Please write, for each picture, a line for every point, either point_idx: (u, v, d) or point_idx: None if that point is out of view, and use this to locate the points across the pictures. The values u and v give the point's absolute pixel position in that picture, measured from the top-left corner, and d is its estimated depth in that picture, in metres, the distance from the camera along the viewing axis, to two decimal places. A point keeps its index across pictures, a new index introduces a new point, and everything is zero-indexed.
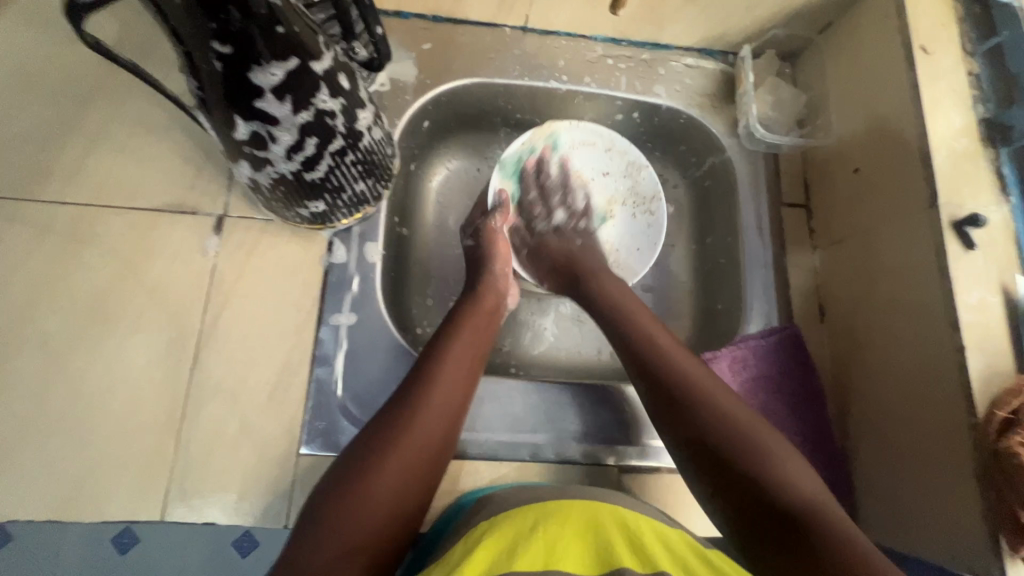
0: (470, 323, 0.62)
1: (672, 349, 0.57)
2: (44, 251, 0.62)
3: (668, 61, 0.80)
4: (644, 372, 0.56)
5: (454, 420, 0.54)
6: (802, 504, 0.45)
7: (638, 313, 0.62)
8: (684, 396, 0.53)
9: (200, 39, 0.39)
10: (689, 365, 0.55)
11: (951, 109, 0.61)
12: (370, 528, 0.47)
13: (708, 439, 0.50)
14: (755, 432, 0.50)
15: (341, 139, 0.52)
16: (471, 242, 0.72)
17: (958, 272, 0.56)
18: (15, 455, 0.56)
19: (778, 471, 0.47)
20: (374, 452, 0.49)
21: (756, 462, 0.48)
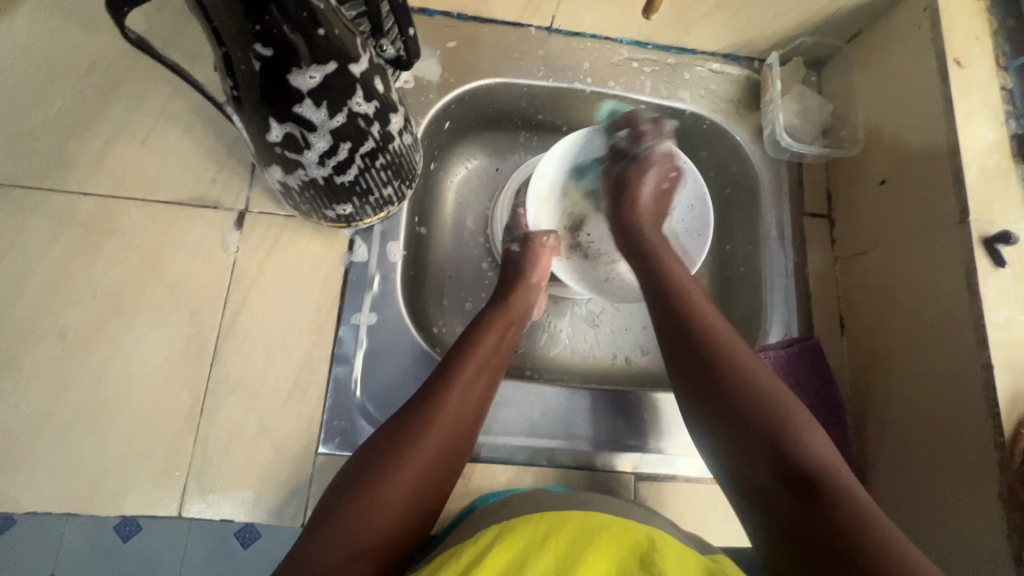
0: (491, 333, 0.60)
1: (693, 293, 0.58)
2: (64, 242, 0.61)
3: (693, 66, 0.80)
4: (698, 354, 0.53)
5: (469, 427, 0.54)
6: (824, 467, 0.46)
7: (678, 270, 0.61)
8: (719, 362, 0.52)
9: (242, 40, 0.39)
10: (722, 329, 0.55)
11: (984, 124, 0.60)
12: (371, 536, 0.46)
13: (709, 356, 0.52)
14: (786, 400, 0.50)
15: (372, 141, 0.53)
16: (517, 245, 0.71)
17: (987, 289, 0.55)
18: (33, 447, 0.56)
19: (799, 434, 0.47)
20: (387, 460, 0.49)
21: (788, 426, 0.48)
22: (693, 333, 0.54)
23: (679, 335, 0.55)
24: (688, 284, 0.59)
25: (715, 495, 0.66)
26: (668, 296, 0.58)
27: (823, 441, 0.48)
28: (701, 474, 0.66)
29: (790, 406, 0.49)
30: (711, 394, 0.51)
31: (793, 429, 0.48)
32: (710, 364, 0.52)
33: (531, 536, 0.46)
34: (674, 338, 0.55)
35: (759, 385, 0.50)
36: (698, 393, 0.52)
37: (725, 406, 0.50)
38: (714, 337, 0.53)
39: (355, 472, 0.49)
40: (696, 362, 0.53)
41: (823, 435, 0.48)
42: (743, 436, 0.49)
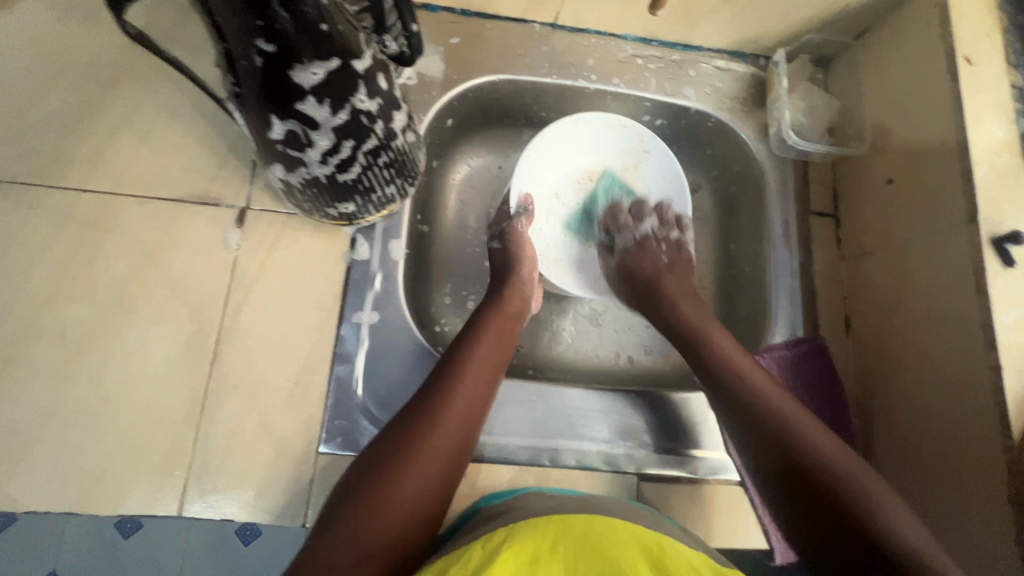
0: (493, 328, 0.61)
1: (742, 364, 0.59)
2: (63, 239, 0.61)
3: (698, 63, 0.79)
4: (757, 431, 0.54)
5: (474, 425, 0.53)
6: (921, 557, 0.43)
7: (728, 344, 0.61)
8: (784, 442, 0.52)
9: (243, 36, 0.38)
10: (788, 408, 0.54)
11: (994, 122, 0.59)
12: (380, 534, 0.46)
13: (770, 435, 0.53)
14: (860, 480, 0.49)
15: (375, 139, 0.52)
16: (500, 245, 0.70)
17: (996, 289, 0.55)
18: (32, 445, 0.56)
19: (883, 521, 0.46)
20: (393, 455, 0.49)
21: (870, 510, 0.47)
22: (759, 419, 0.54)
23: (745, 417, 0.55)
24: (736, 356, 0.59)
25: (719, 496, 0.65)
26: (721, 372, 0.58)
27: (917, 527, 0.46)
28: (705, 475, 0.66)
29: (863, 486, 0.48)
30: (789, 475, 0.51)
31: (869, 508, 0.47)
32: (771, 439, 0.52)
33: (541, 541, 0.46)
34: (737, 417, 0.56)
35: (836, 470, 0.49)
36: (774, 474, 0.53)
37: (795, 483, 0.50)
38: (783, 421, 0.53)
39: (360, 473, 0.48)
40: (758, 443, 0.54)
41: (914, 520, 0.46)
42: (825, 518, 0.48)
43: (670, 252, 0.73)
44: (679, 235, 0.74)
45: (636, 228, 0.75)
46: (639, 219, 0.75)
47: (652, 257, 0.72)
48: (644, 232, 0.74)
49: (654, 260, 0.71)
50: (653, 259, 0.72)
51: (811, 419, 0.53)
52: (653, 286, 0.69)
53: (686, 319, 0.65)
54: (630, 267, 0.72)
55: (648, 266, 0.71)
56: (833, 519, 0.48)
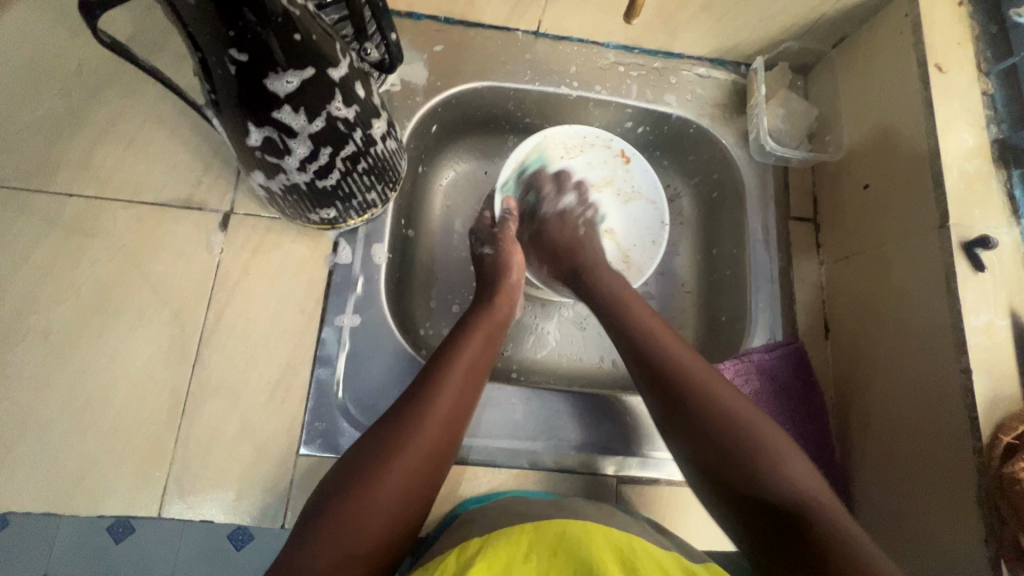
0: (478, 331, 0.61)
1: (654, 325, 0.59)
2: (48, 243, 0.61)
3: (679, 70, 0.80)
4: (664, 385, 0.54)
5: (458, 426, 0.54)
6: (811, 497, 0.46)
7: (644, 314, 0.61)
8: (692, 392, 0.53)
9: (217, 45, 0.39)
10: (703, 370, 0.54)
11: (965, 129, 0.60)
12: (361, 538, 0.45)
13: (681, 392, 0.53)
14: (762, 430, 0.50)
15: (353, 146, 0.53)
16: (489, 249, 0.71)
17: (966, 293, 0.55)
18: (14, 447, 0.56)
19: (778, 464, 0.48)
20: (379, 460, 0.48)
21: (755, 464, 0.48)
22: (675, 383, 0.54)
23: (654, 372, 0.55)
24: (648, 317, 0.61)
25: (697, 498, 0.66)
26: (636, 335, 0.59)
27: (804, 470, 0.48)
28: (683, 478, 0.66)
29: (769, 439, 0.49)
30: (684, 432, 0.52)
31: (772, 458, 0.48)
32: (684, 397, 0.52)
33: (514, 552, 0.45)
34: (646, 373, 0.56)
35: (725, 425, 0.50)
36: (683, 439, 0.52)
37: (702, 448, 0.50)
38: (692, 384, 0.53)
39: (342, 477, 0.48)
40: (670, 402, 0.53)
41: (806, 466, 0.49)
42: (720, 471, 0.49)
43: (587, 224, 0.76)
44: (594, 213, 0.78)
45: (558, 199, 0.77)
46: (560, 192, 0.78)
47: (570, 228, 0.75)
48: (565, 206, 0.77)
49: (570, 229, 0.74)
50: (569, 228, 0.75)
51: (716, 379, 0.54)
52: (574, 252, 0.71)
53: (606, 285, 0.66)
54: (550, 236, 0.74)
55: (567, 234, 0.74)
56: (726, 479, 0.49)
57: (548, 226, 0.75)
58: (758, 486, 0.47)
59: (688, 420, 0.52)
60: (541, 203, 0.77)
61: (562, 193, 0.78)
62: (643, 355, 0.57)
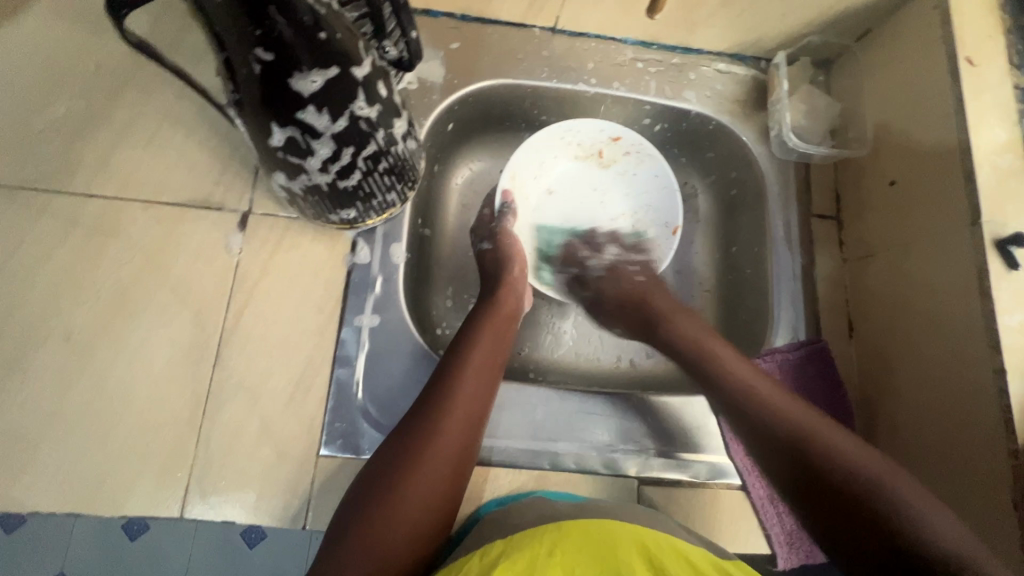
0: (489, 326, 0.60)
1: (720, 349, 0.61)
2: (69, 244, 0.62)
3: (699, 67, 0.79)
4: (737, 409, 0.57)
5: (474, 427, 0.52)
6: (903, 525, 0.47)
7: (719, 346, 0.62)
8: (763, 411, 0.55)
9: (242, 44, 0.39)
10: (764, 386, 0.57)
11: (997, 123, 0.59)
12: (400, 545, 0.46)
13: (750, 417, 0.56)
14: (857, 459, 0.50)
15: (375, 145, 0.53)
16: (489, 245, 0.70)
17: (1000, 291, 0.54)
18: (37, 448, 0.57)
19: (884, 489, 0.49)
20: (400, 464, 0.48)
21: (869, 495, 0.49)
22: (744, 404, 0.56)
23: (730, 402, 0.57)
24: (706, 339, 0.63)
25: (720, 500, 0.65)
26: (702, 360, 0.62)
27: (917, 496, 0.48)
28: (706, 479, 0.65)
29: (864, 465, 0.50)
30: (766, 450, 0.54)
31: (878, 488, 0.49)
32: (765, 420, 0.55)
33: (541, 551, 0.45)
34: (722, 400, 0.59)
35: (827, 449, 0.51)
36: (766, 459, 0.54)
37: (796, 474, 0.52)
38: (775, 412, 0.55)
39: (365, 487, 0.48)
40: (745, 430, 0.56)
41: (913, 483, 0.49)
42: (815, 495, 0.51)
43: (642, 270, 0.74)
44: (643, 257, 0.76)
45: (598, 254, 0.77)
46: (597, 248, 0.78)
47: (627, 278, 0.73)
48: (613, 261, 0.75)
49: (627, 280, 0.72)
50: (627, 277, 0.73)
51: (802, 408, 0.55)
52: (641, 305, 0.69)
53: (661, 310, 0.68)
54: (610, 292, 0.72)
55: (627, 285, 0.72)
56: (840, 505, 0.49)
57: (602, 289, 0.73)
58: (865, 511, 0.48)
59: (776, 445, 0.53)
60: (585, 264, 0.77)
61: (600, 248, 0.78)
62: (710, 381, 0.59)
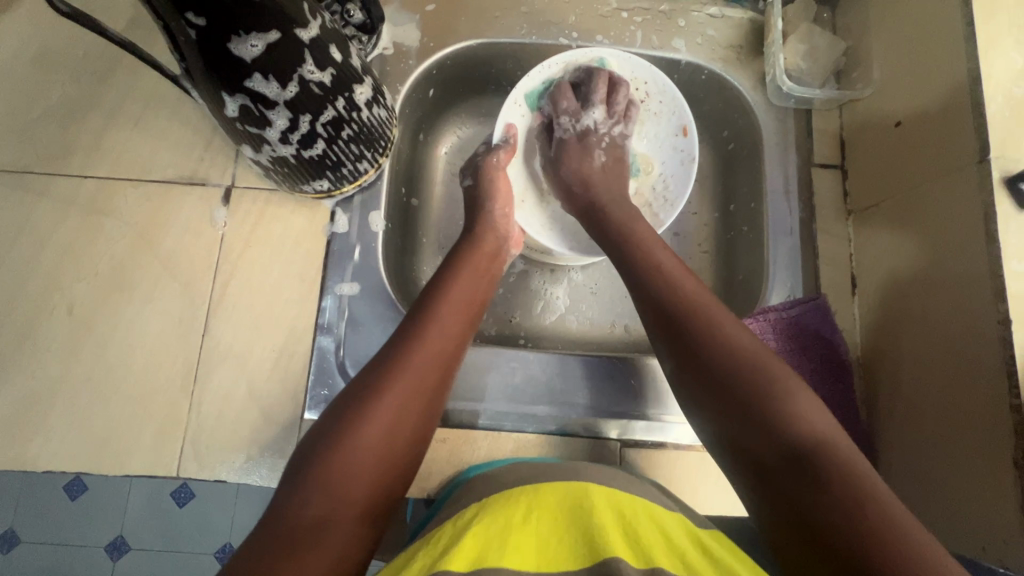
0: (468, 266, 0.60)
1: (661, 259, 0.56)
2: (67, 224, 0.65)
3: (689, 12, 0.74)
4: (667, 315, 0.51)
5: (449, 363, 0.52)
6: (811, 447, 0.41)
7: (645, 234, 0.59)
8: (697, 329, 0.49)
9: (174, 10, 0.39)
10: (702, 301, 0.51)
11: (1012, 48, 0.53)
12: (356, 480, 0.44)
13: (674, 314, 0.51)
14: (773, 370, 0.46)
15: (334, 112, 0.52)
16: (470, 180, 0.69)
17: (1008, 235, 0.49)
18: (47, 412, 0.61)
19: (795, 410, 0.43)
20: (367, 394, 0.47)
21: (777, 416, 0.43)
22: (682, 318, 0.50)
23: (665, 313, 0.51)
24: (664, 258, 0.56)
25: (705, 462, 0.64)
26: (644, 271, 0.55)
27: (828, 421, 0.43)
28: (691, 442, 0.64)
29: (779, 379, 0.45)
30: (692, 369, 0.48)
31: (786, 408, 0.43)
32: (694, 342, 0.48)
33: (514, 514, 0.44)
34: (653, 312, 0.52)
35: (746, 366, 0.46)
36: (691, 382, 0.48)
37: (720, 412, 0.46)
38: (710, 323, 0.49)
39: (335, 420, 0.46)
40: (675, 342, 0.50)
41: (826, 415, 0.43)
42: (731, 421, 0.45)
43: (613, 151, 0.70)
44: (621, 130, 0.71)
45: (588, 158, 0.69)
46: (578, 120, 0.70)
47: (587, 156, 0.69)
48: (587, 124, 0.69)
49: (583, 163, 0.68)
50: (583, 156, 0.69)
51: (743, 330, 0.49)
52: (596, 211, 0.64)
53: (620, 232, 0.61)
54: (568, 167, 0.69)
55: (580, 166, 0.68)
56: (733, 414, 0.45)
57: (568, 180, 0.68)
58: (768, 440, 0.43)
59: (687, 351, 0.49)
60: (559, 116, 0.70)
61: (585, 105, 0.69)
62: (677, 312, 0.51)
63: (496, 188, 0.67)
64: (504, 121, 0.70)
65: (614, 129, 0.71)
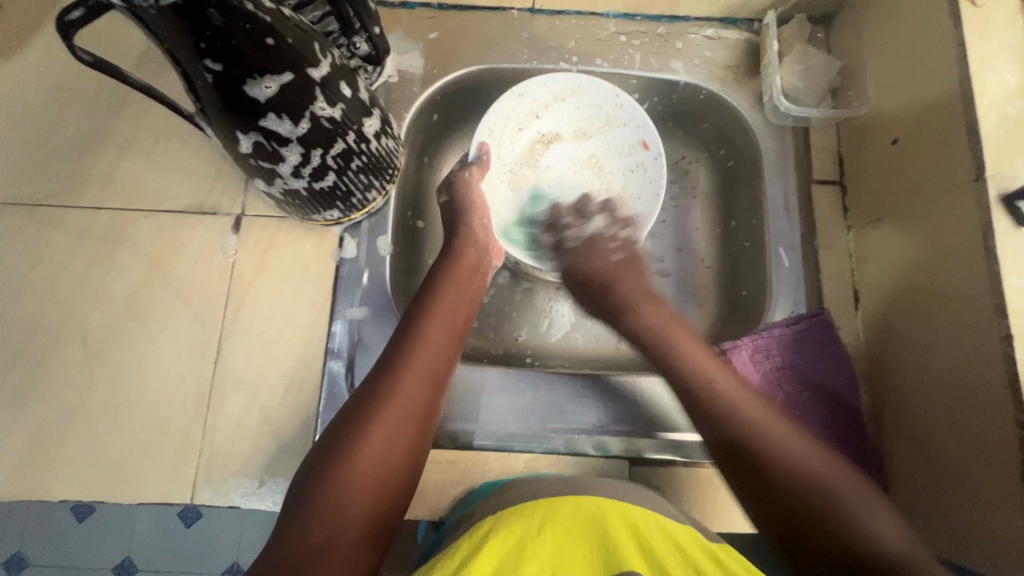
0: (450, 284, 0.61)
1: (704, 363, 0.59)
2: (82, 254, 0.66)
3: (686, 34, 0.76)
4: (718, 429, 0.53)
5: (437, 378, 0.53)
6: (891, 562, 0.44)
7: (656, 314, 0.66)
8: (756, 445, 0.51)
9: (192, 57, 0.40)
10: (749, 406, 0.54)
11: (1005, 67, 0.54)
12: (353, 511, 0.45)
13: (723, 429, 0.53)
14: (832, 481, 0.49)
15: (344, 145, 0.53)
16: (446, 197, 0.69)
17: (1006, 252, 0.50)
18: (63, 441, 0.62)
19: (860, 521, 0.47)
20: (357, 422, 0.48)
21: (845, 531, 0.46)
22: (741, 438, 0.52)
23: (721, 435, 0.53)
24: (705, 361, 0.59)
25: (716, 479, 0.64)
26: (693, 384, 0.57)
27: (891, 528, 0.47)
28: (701, 459, 0.64)
29: (841, 486, 0.49)
30: (751, 490, 0.51)
31: (855, 520, 0.47)
32: (748, 454, 0.51)
33: (529, 526, 0.45)
34: (706, 425, 0.55)
35: (803, 476, 0.49)
36: (750, 496, 0.51)
37: (783, 527, 0.49)
38: (758, 431, 0.52)
39: (327, 445, 0.47)
40: (732, 460, 0.52)
41: (891, 519, 0.47)
42: (797, 538, 0.48)
43: (622, 248, 0.72)
44: (628, 234, 0.73)
45: (582, 226, 0.75)
46: (586, 219, 0.76)
47: (603, 253, 0.72)
48: (593, 231, 0.75)
49: (603, 257, 0.72)
50: (601, 257, 0.72)
51: (795, 433, 0.52)
52: (606, 293, 0.69)
53: (660, 334, 0.63)
54: (580, 266, 0.72)
55: (600, 262, 0.71)
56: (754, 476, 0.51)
57: (576, 263, 0.72)
58: (838, 550, 0.46)
59: (741, 463, 0.52)
60: (564, 228, 0.76)
61: (585, 218, 0.76)
62: (725, 428, 0.53)
63: (476, 203, 0.68)
64: (481, 139, 0.71)
65: (620, 232, 0.74)
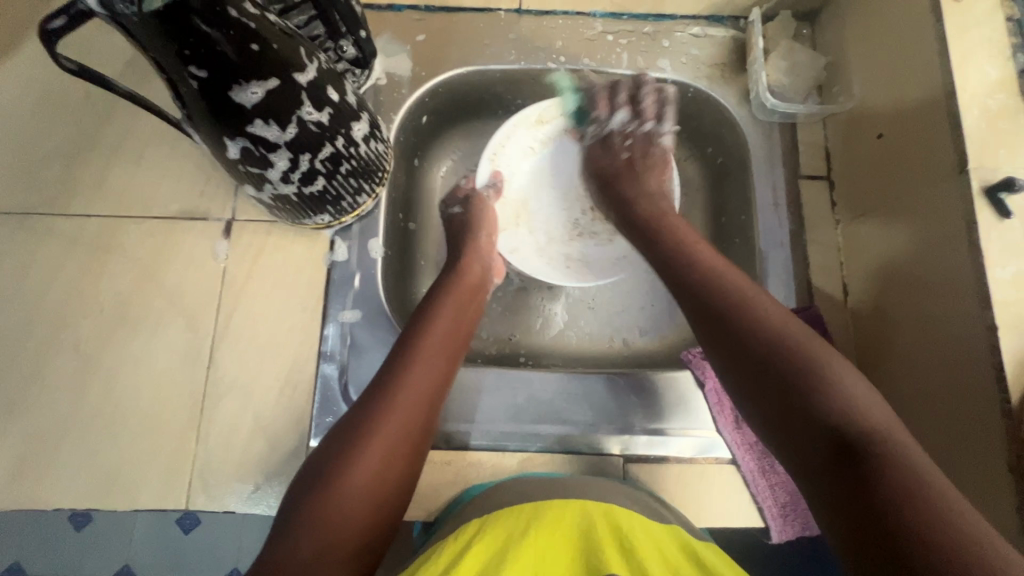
0: (448, 298, 0.61)
1: (691, 247, 0.58)
2: (72, 263, 0.66)
3: (673, 32, 0.76)
4: (705, 305, 0.52)
5: (438, 391, 0.53)
6: (866, 427, 0.42)
7: (682, 235, 0.60)
8: (739, 318, 0.50)
9: (177, 64, 0.41)
10: (737, 286, 0.53)
11: (985, 61, 0.54)
12: (344, 527, 0.45)
13: (704, 297, 0.53)
14: (810, 351, 0.47)
15: (333, 148, 0.53)
16: (461, 210, 0.72)
17: (990, 243, 0.50)
18: (56, 450, 0.62)
19: (835, 391, 0.44)
20: (354, 435, 0.48)
21: (811, 397, 0.44)
22: (717, 307, 0.51)
23: (704, 306, 0.52)
24: (696, 247, 0.58)
25: (709, 474, 0.64)
26: (674, 263, 0.57)
27: (863, 390, 0.45)
28: (694, 454, 0.65)
29: (814, 356, 0.47)
30: (729, 351, 0.50)
31: (824, 385, 0.44)
32: (731, 325, 0.50)
33: (516, 530, 0.45)
34: (691, 304, 0.54)
35: (784, 348, 0.47)
36: (732, 366, 0.49)
37: (762, 392, 0.47)
38: (746, 306, 0.51)
39: (324, 459, 0.47)
40: (711, 328, 0.51)
41: (864, 386, 0.45)
42: (779, 408, 0.46)
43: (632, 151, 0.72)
44: (653, 126, 0.72)
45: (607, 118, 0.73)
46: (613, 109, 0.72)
47: (614, 153, 0.73)
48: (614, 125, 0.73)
49: (612, 156, 0.73)
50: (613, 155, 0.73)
51: (774, 308, 0.51)
52: (614, 181, 0.70)
53: (651, 223, 0.63)
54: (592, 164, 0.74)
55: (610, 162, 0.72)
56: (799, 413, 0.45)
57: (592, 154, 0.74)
58: (818, 420, 0.43)
59: (726, 334, 0.50)
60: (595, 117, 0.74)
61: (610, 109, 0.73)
62: (706, 298, 0.52)
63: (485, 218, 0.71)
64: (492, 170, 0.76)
65: (641, 128, 0.72)
